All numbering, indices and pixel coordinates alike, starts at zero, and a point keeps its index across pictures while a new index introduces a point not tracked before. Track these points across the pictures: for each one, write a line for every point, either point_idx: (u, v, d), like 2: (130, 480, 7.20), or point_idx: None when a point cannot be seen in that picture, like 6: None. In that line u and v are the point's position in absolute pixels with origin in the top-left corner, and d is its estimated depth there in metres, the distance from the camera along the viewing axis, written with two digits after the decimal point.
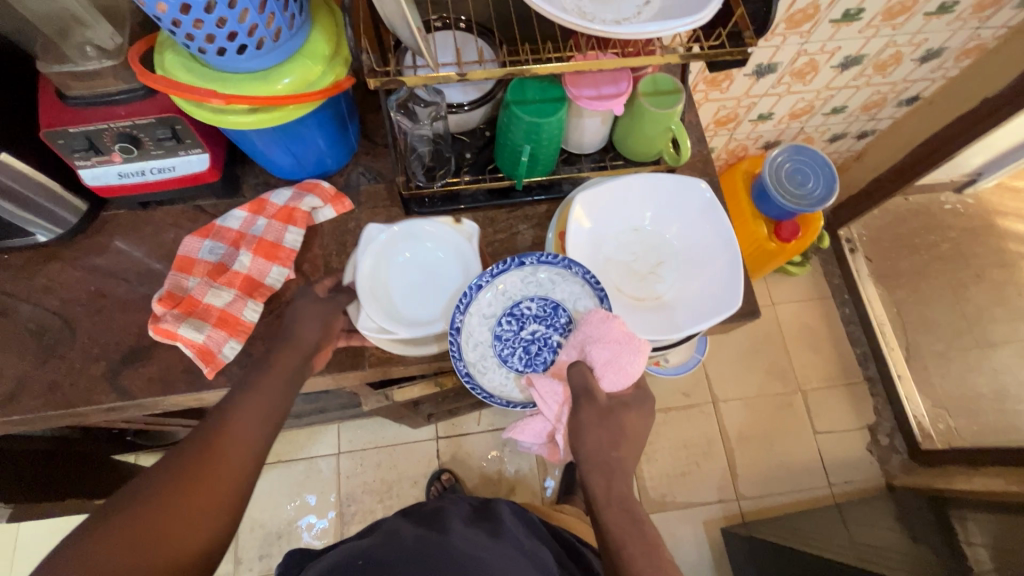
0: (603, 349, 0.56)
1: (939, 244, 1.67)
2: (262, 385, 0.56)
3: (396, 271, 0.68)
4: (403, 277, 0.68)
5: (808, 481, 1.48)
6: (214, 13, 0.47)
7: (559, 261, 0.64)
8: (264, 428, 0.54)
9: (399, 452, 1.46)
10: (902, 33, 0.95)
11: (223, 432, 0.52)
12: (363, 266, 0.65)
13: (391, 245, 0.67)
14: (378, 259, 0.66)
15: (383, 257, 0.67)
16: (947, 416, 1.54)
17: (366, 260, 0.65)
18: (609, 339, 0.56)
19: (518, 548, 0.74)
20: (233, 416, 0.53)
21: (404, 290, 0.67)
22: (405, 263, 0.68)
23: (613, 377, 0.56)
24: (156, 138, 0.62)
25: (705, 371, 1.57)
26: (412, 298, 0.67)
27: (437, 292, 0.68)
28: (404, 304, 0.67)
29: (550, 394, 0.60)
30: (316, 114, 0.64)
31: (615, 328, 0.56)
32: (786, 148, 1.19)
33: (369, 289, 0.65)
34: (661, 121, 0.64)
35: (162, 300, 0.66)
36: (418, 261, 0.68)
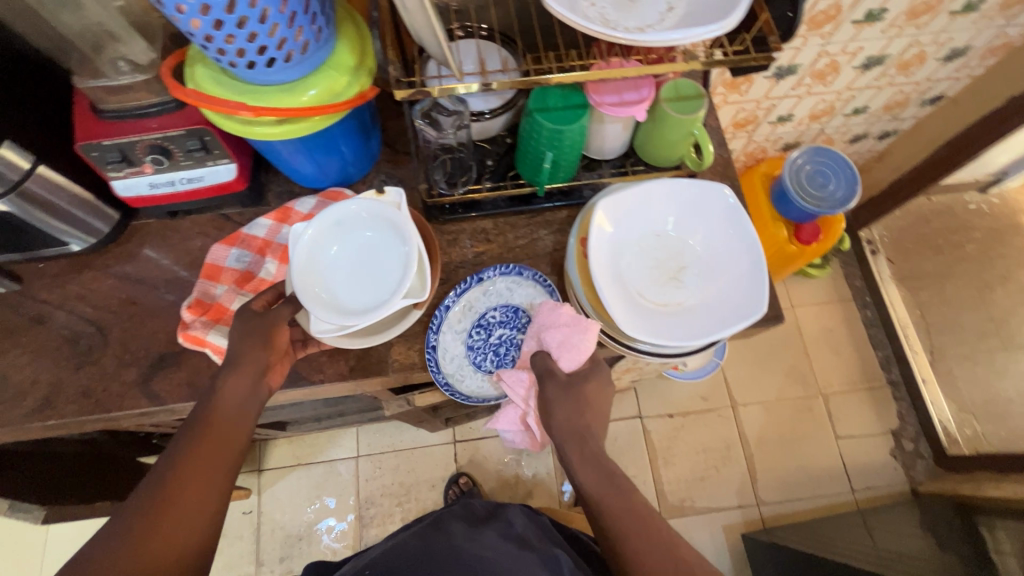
0: (556, 333, 0.63)
1: (964, 244, 1.64)
2: (225, 386, 0.57)
3: (333, 264, 0.64)
4: (343, 271, 0.64)
5: (831, 486, 1.46)
6: (245, 28, 0.48)
7: (511, 269, 0.70)
8: (240, 432, 0.56)
9: (417, 455, 1.47)
10: (926, 32, 0.94)
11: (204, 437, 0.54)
12: (297, 269, 0.62)
13: (321, 238, 0.64)
14: (312, 257, 0.63)
15: (316, 257, 0.64)
16: (974, 421, 1.51)
17: (299, 262, 0.62)
18: (558, 324, 0.63)
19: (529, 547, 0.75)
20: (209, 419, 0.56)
21: (347, 282, 0.64)
22: (342, 253, 0.65)
23: (569, 357, 0.62)
24: (185, 149, 0.64)
25: (723, 375, 1.56)
26: (357, 288, 0.64)
27: (380, 274, 0.64)
28: (352, 296, 0.63)
29: (514, 382, 0.65)
30: (341, 124, 0.66)
31: (562, 312, 0.63)
32: (806, 150, 1.18)
33: (310, 291, 0.62)
34: (683, 126, 0.64)
35: (191, 308, 0.67)
36: (355, 246, 0.65)
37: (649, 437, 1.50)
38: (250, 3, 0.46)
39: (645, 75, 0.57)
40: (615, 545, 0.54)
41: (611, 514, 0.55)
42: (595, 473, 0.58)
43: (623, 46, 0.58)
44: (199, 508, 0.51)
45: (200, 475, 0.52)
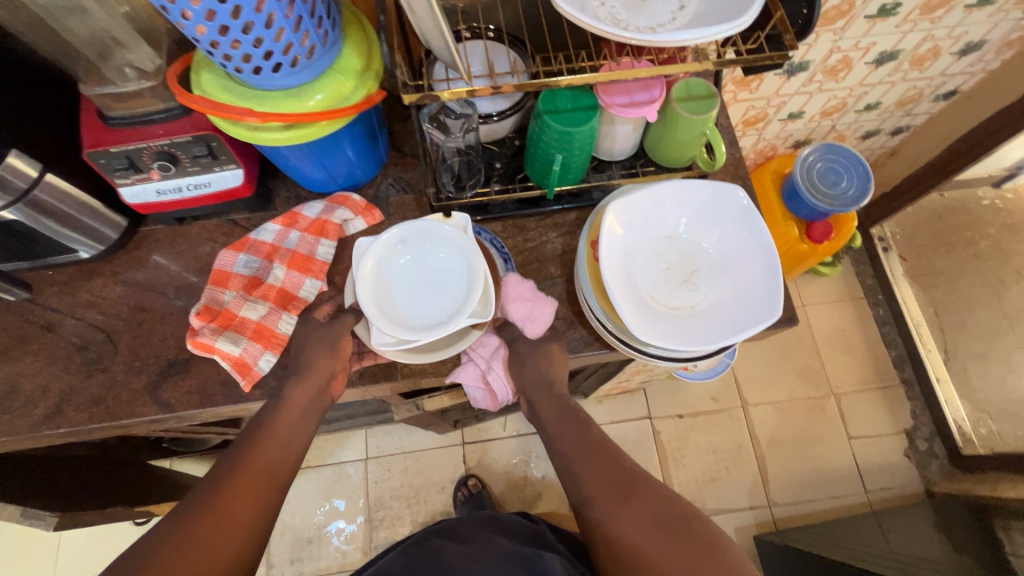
0: (520, 306, 0.66)
1: (978, 241, 1.62)
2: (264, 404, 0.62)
3: (399, 276, 0.65)
4: (406, 285, 0.64)
5: (844, 487, 1.44)
6: (251, 34, 0.47)
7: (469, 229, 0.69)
8: (268, 451, 0.59)
9: (426, 457, 1.47)
10: (940, 26, 0.92)
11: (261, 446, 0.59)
12: (361, 278, 0.63)
13: (390, 250, 0.65)
14: (378, 268, 0.64)
15: (381, 269, 0.64)
16: (990, 420, 1.49)
17: (364, 271, 0.63)
18: (519, 298, 0.66)
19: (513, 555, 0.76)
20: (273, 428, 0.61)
21: (409, 295, 0.64)
22: (408, 267, 0.65)
23: (534, 326, 0.66)
24: (192, 155, 0.64)
25: (734, 375, 1.55)
26: (418, 303, 0.64)
27: (443, 292, 0.64)
28: (411, 311, 0.63)
29: (480, 344, 0.68)
30: (347, 128, 0.65)
31: (525, 288, 0.66)
32: (818, 147, 1.16)
33: (372, 301, 0.62)
34: (695, 126, 0.62)
35: (199, 314, 0.67)
36: (421, 262, 0.65)
37: (659, 438, 1.48)
38: (255, 8, 0.46)
39: (656, 75, 0.56)
40: (573, 467, 0.61)
41: (567, 443, 0.63)
42: (557, 412, 0.65)
43: (634, 47, 0.57)
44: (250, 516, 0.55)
45: (254, 484, 0.57)
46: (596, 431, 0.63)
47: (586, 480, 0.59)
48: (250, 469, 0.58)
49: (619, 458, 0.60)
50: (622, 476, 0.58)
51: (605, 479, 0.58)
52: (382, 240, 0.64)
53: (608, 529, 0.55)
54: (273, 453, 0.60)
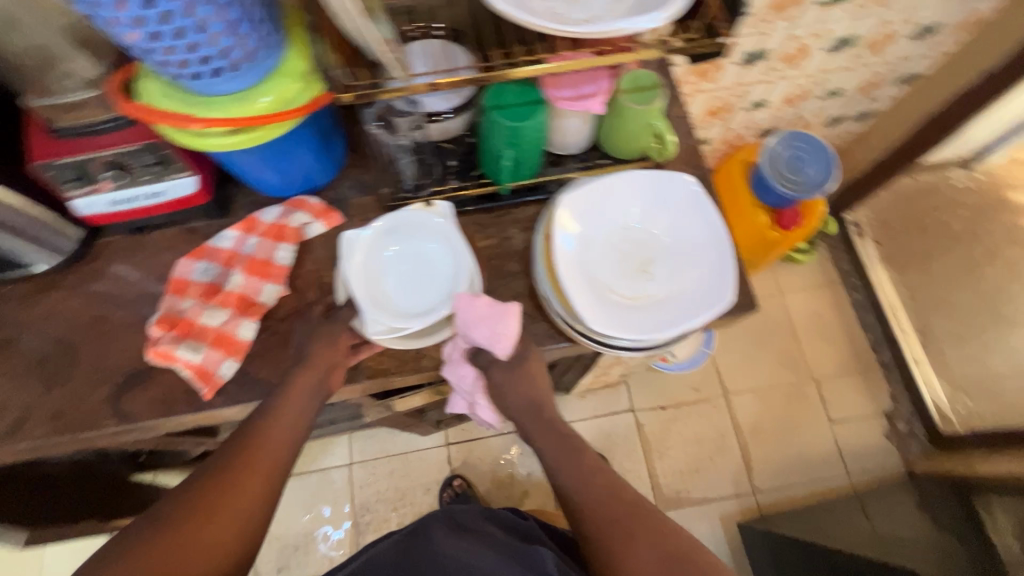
0: (479, 328, 0.61)
1: (951, 222, 1.65)
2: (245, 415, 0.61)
3: (386, 268, 0.66)
4: (395, 275, 0.66)
5: (827, 471, 1.46)
6: (184, 39, 0.47)
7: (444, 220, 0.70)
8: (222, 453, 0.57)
9: (410, 459, 1.46)
10: (893, 10, 0.93)
11: (252, 447, 0.57)
12: (352, 270, 0.64)
13: (375, 244, 0.66)
14: (365, 262, 0.65)
15: (371, 258, 0.65)
16: (967, 399, 1.51)
17: (354, 263, 0.64)
18: (477, 319, 0.61)
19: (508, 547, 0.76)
20: (257, 431, 0.59)
21: (399, 286, 0.65)
22: (395, 259, 0.66)
23: (501, 346, 0.62)
24: (142, 164, 0.64)
25: (714, 364, 1.55)
26: (409, 294, 0.65)
27: (431, 283, 0.66)
28: (402, 301, 0.65)
29: (459, 378, 0.67)
30: (297, 131, 0.65)
31: (480, 305, 0.61)
32: (782, 135, 1.17)
33: (365, 294, 0.64)
34: (643, 117, 0.63)
35: (158, 323, 0.67)
36: (407, 253, 0.66)
37: (642, 430, 1.49)
38: (185, 12, 0.45)
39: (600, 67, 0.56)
40: (575, 500, 0.60)
41: (565, 474, 0.62)
42: (551, 439, 0.65)
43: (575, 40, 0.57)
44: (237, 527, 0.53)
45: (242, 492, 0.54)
46: (595, 459, 0.62)
47: (590, 514, 0.58)
48: (233, 475, 0.55)
49: (618, 489, 0.60)
50: (625, 510, 0.58)
51: (606, 514, 0.58)
52: (368, 234, 0.65)
53: (613, 565, 0.55)
54: (268, 459, 0.57)
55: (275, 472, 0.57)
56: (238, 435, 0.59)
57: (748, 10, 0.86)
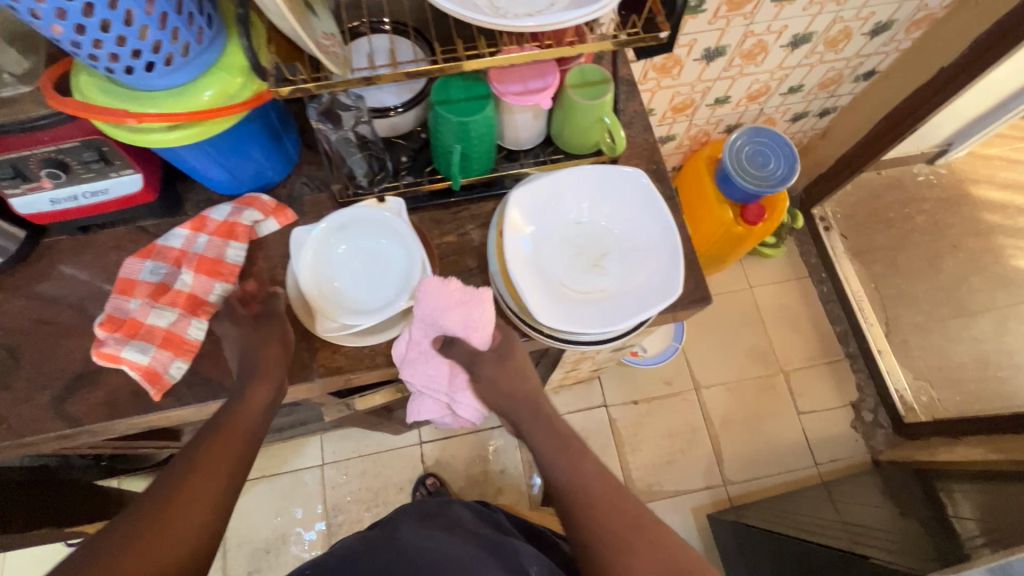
0: (454, 315, 0.60)
1: (913, 217, 1.70)
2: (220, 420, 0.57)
3: (338, 267, 0.65)
4: (347, 272, 0.65)
5: (795, 461, 1.48)
6: (111, 32, 0.46)
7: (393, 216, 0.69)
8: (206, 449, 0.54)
9: (384, 459, 1.46)
10: (847, 7, 0.95)
11: (211, 444, 0.54)
12: (302, 268, 0.63)
13: (324, 241, 0.65)
14: (316, 260, 0.64)
15: (321, 256, 0.65)
16: (931, 388, 1.54)
17: (304, 262, 0.63)
18: (450, 306, 0.60)
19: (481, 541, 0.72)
20: (227, 431, 0.56)
21: (351, 283, 0.65)
22: (346, 256, 0.65)
23: (480, 332, 0.61)
24: (83, 161, 0.62)
25: (686, 358, 1.57)
26: (361, 291, 0.65)
27: (384, 279, 0.65)
28: (354, 299, 0.64)
29: (432, 376, 0.63)
30: (243, 127, 0.64)
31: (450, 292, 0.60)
32: (745, 131, 1.19)
33: (317, 293, 0.63)
34: (592, 112, 0.63)
35: (103, 324, 0.65)
36: (358, 250, 0.66)
37: (614, 425, 1.50)
38: (110, 5, 0.44)
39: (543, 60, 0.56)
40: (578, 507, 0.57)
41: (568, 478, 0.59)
42: (548, 436, 0.62)
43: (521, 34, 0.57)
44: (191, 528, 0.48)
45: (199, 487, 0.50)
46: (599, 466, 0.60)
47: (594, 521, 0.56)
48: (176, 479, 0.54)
49: (626, 500, 0.57)
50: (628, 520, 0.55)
51: (615, 515, 0.55)
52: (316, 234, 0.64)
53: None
54: None
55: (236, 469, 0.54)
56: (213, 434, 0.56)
57: (703, 7, 0.87)
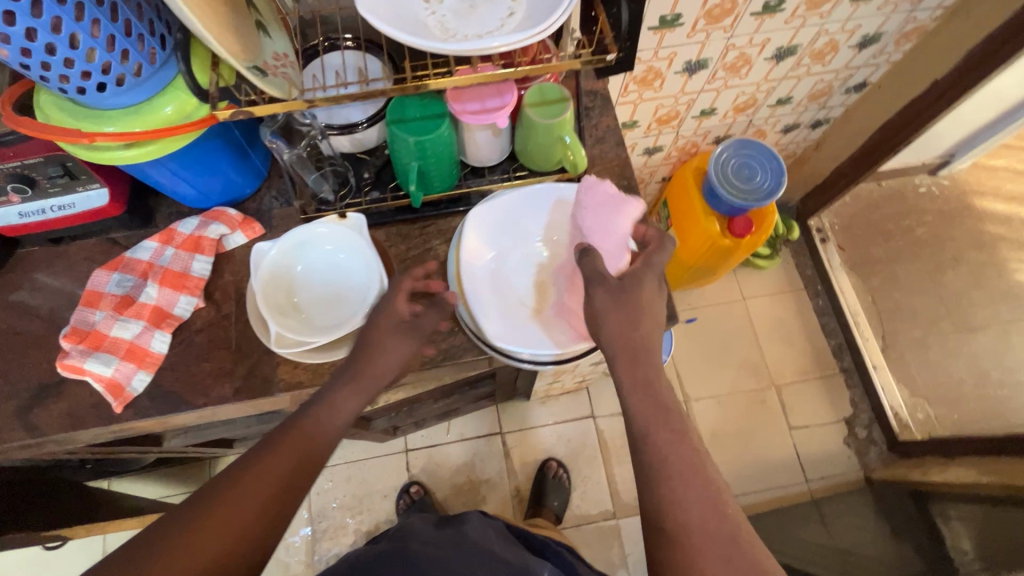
0: (593, 217, 0.64)
1: (914, 228, 1.66)
2: (309, 416, 0.55)
3: (299, 285, 0.65)
4: (308, 289, 0.65)
5: (786, 477, 1.46)
6: (57, 55, 0.46)
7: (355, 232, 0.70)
8: (282, 454, 0.52)
9: (369, 465, 1.46)
10: (831, 20, 0.93)
11: (287, 439, 0.53)
12: (260, 285, 0.63)
13: (283, 259, 0.65)
14: (275, 277, 0.64)
15: (279, 273, 0.65)
16: (927, 406, 1.51)
17: (262, 278, 0.63)
18: (593, 209, 0.64)
19: (486, 554, 0.76)
20: (303, 426, 0.55)
21: (311, 300, 0.65)
22: (307, 273, 0.66)
23: (610, 244, 0.62)
24: (48, 176, 0.63)
25: (675, 370, 1.56)
26: (321, 307, 0.65)
27: (343, 296, 0.65)
28: (314, 315, 0.65)
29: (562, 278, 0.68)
30: (205, 143, 0.65)
31: (598, 198, 0.64)
32: (731, 144, 1.17)
33: (275, 310, 0.63)
34: (551, 130, 0.62)
35: (67, 336, 0.66)
36: (317, 267, 0.66)
37: (602, 437, 1.49)
38: (52, 29, 0.44)
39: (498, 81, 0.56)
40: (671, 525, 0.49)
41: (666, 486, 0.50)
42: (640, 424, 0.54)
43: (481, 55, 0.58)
44: (214, 547, 0.46)
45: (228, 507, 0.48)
46: (706, 470, 0.51)
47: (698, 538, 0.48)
48: None
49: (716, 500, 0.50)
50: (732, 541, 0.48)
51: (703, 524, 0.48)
52: (278, 250, 0.64)
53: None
54: None
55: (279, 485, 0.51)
56: (296, 427, 0.54)
57: (680, 21, 0.86)
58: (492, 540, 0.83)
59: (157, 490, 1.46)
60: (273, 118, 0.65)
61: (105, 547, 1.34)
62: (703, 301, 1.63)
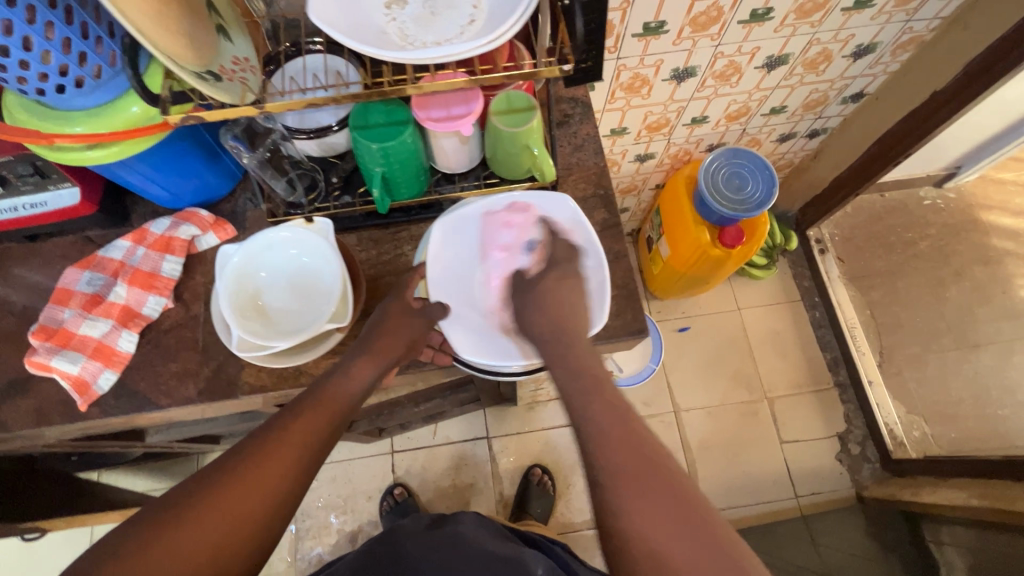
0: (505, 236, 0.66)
1: (917, 241, 1.63)
2: (328, 387, 0.58)
3: (264, 289, 0.65)
4: (273, 294, 0.65)
5: (775, 492, 1.43)
6: (12, 57, 0.46)
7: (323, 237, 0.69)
8: (306, 424, 0.55)
9: (356, 466, 1.47)
10: (823, 30, 0.91)
11: (309, 410, 0.56)
12: (225, 289, 0.64)
13: (249, 263, 0.65)
14: (240, 282, 0.64)
15: (244, 278, 0.65)
16: (923, 423, 1.47)
17: (228, 283, 0.64)
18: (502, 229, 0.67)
19: (479, 555, 0.78)
20: (324, 395, 0.57)
21: (276, 304, 0.65)
22: (271, 278, 0.65)
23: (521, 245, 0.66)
24: (19, 174, 0.64)
25: (666, 379, 1.54)
26: (286, 311, 0.65)
27: (307, 300, 0.65)
28: (279, 319, 0.64)
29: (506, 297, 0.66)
30: (172, 145, 0.65)
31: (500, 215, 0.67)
32: (722, 153, 1.16)
33: (239, 314, 0.63)
34: (518, 139, 0.62)
35: (35, 334, 0.66)
36: (282, 271, 0.66)
37: None
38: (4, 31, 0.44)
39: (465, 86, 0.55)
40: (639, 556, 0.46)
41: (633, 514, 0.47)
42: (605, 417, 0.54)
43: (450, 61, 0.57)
44: (239, 514, 0.49)
45: (241, 496, 0.49)
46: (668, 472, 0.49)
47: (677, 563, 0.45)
48: None
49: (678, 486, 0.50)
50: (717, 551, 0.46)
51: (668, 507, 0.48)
52: (243, 254, 0.64)
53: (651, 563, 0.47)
54: None
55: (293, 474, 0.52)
56: (317, 397, 0.57)
57: (665, 28, 0.85)
58: (485, 540, 0.85)
59: (145, 484, 1.47)
60: (235, 122, 0.66)
61: (92, 537, 1.36)
62: (697, 310, 1.61)
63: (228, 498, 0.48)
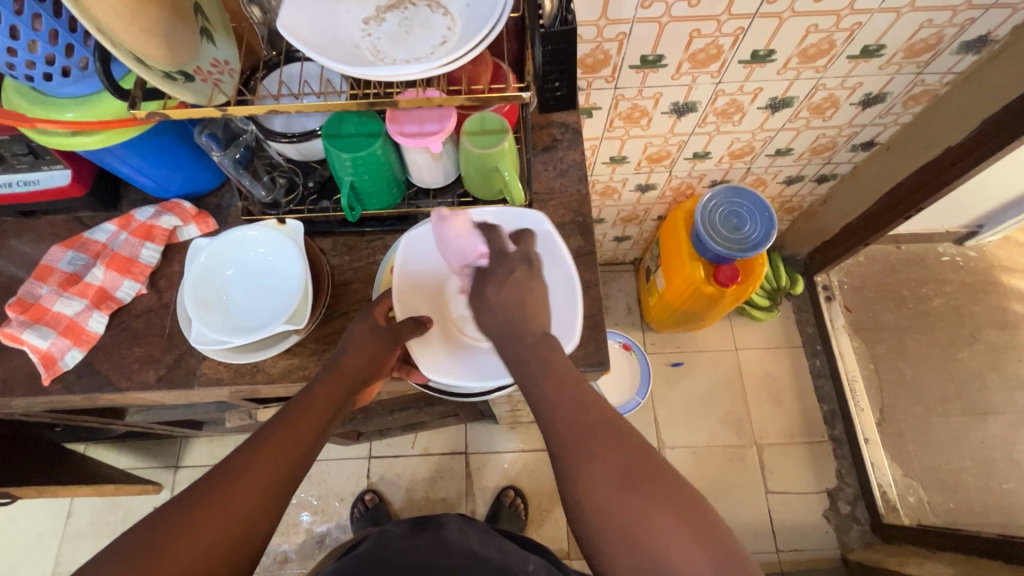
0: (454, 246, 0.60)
1: (931, 298, 1.56)
2: (296, 406, 0.56)
3: (228, 285, 0.66)
4: (236, 290, 0.66)
5: (754, 543, 1.38)
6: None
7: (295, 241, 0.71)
8: (280, 449, 0.52)
9: (331, 466, 1.47)
10: (828, 75, 0.90)
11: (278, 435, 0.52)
12: (190, 282, 0.65)
13: (216, 259, 0.66)
14: (205, 276, 0.66)
15: (210, 273, 0.66)
16: (920, 489, 1.40)
17: (194, 276, 0.65)
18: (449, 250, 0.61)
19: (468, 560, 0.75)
20: (293, 417, 0.55)
21: (239, 301, 0.66)
22: (236, 274, 0.67)
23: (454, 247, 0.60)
24: (13, 153, 0.67)
25: (654, 413, 1.51)
26: (247, 309, 0.66)
27: (269, 298, 0.66)
28: (239, 315, 0.65)
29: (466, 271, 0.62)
30: (161, 140, 0.67)
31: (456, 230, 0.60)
32: (722, 192, 1.15)
33: (200, 307, 0.64)
34: (487, 159, 0.62)
35: (11, 306, 0.69)
36: (248, 268, 0.67)
37: None
38: None
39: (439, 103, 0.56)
40: (619, 537, 0.44)
41: (603, 490, 0.46)
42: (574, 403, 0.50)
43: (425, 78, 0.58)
44: (201, 547, 0.45)
45: (217, 516, 0.46)
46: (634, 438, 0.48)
47: (655, 540, 0.44)
48: None
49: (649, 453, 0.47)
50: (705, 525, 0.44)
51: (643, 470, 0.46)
52: (211, 250, 0.66)
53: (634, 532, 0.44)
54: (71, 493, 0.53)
55: (274, 486, 0.50)
56: (284, 420, 0.54)
57: (663, 62, 0.84)
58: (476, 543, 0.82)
59: (127, 461, 1.50)
60: (212, 121, 0.68)
61: (71, 507, 1.40)
62: (693, 346, 1.57)
63: (190, 523, 0.46)
